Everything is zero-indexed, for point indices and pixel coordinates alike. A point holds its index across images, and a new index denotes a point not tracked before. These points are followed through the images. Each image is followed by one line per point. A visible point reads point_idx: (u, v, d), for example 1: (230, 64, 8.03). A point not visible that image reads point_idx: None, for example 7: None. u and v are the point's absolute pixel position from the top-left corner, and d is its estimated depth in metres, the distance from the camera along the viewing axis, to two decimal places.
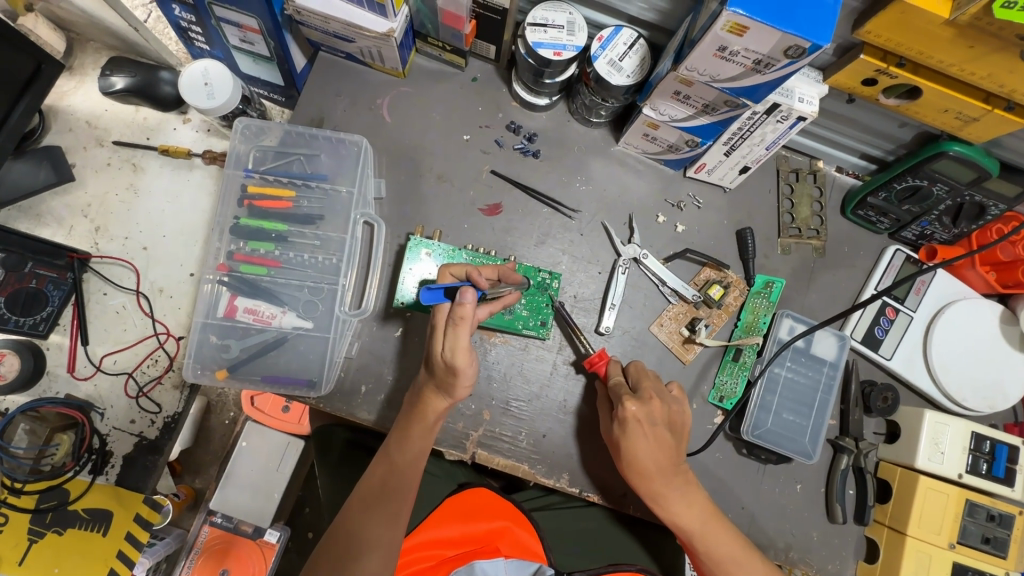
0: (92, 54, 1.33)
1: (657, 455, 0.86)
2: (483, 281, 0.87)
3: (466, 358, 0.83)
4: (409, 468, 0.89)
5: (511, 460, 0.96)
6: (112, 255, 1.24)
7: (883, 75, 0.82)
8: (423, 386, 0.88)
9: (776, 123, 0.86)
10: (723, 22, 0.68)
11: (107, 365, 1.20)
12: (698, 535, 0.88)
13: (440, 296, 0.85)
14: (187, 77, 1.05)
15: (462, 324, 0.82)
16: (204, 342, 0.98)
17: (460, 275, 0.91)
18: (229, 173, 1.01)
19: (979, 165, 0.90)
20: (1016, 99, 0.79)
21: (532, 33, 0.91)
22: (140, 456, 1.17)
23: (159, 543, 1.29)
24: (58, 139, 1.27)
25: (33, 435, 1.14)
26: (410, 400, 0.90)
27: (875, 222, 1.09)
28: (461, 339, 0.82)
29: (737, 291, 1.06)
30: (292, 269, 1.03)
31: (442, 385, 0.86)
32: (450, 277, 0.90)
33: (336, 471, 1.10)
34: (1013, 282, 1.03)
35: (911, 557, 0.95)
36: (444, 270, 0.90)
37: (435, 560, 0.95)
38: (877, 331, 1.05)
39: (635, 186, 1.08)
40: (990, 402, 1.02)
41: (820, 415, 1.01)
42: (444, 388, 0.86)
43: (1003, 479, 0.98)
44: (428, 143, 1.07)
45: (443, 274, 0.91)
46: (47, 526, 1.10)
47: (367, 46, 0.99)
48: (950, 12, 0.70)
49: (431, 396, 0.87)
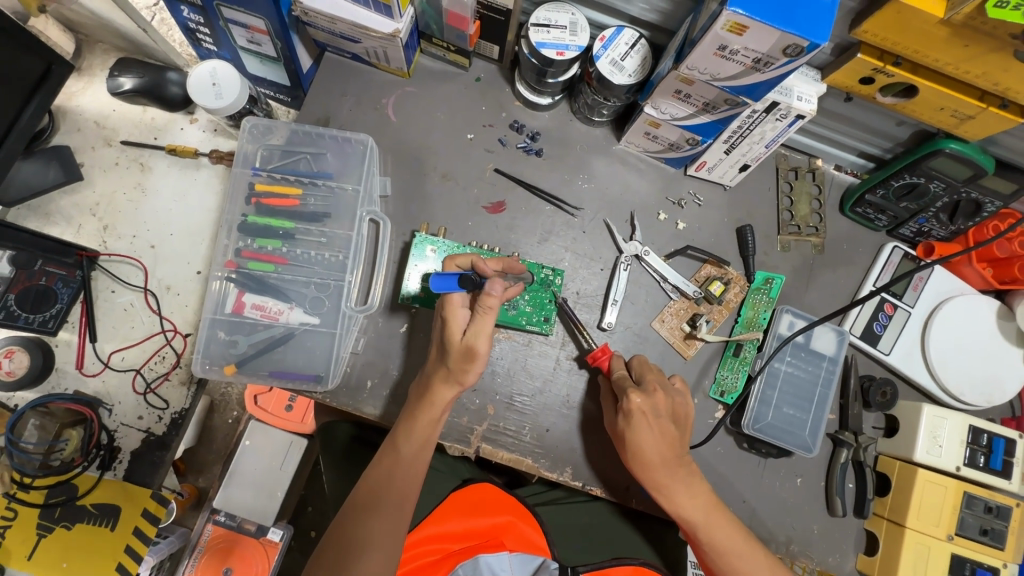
0: (100, 55, 1.35)
1: (661, 447, 0.88)
2: (489, 268, 0.90)
3: (486, 342, 0.88)
4: (414, 460, 0.91)
5: (515, 454, 0.98)
6: (120, 254, 1.25)
7: (880, 73, 0.84)
8: (433, 372, 0.90)
9: (775, 122, 0.88)
10: (723, 21, 0.70)
11: (116, 362, 1.22)
12: (701, 526, 0.89)
13: (452, 286, 0.87)
14: (196, 77, 1.07)
15: (489, 312, 0.87)
16: (212, 338, 1.00)
17: (466, 265, 0.93)
18: (237, 172, 1.03)
19: (974, 162, 0.92)
20: (1010, 97, 0.80)
21: (535, 33, 0.93)
22: (147, 452, 1.21)
23: (163, 541, 1.30)
24: (67, 139, 1.29)
25: (43, 430, 1.15)
26: (418, 389, 0.92)
27: (873, 219, 1.11)
28: (486, 324, 0.88)
29: (737, 288, 1.07)
30: (298, 266, 1.04)
31: (452, 375, 0.89)
32: (457, 268, 0.92)
33: (342, 466, 1.11)
34: (1009, 278, 1.04)
35: (909, 549, 0.97)
36: (450, 261, 0.93)
37: (440, 553, 0.96)
38: (875, 326, 1.07)
39: (637, 184, 1.10)
40: (988, 396, 1.03)
41: (819, 409, 1.02)
42: (453, 377, 0.89)
43: (1000, 472, 0.99)
44: (433, 142, 1.08)
45: (448, 265, 0.93)
46: (56, 520, 1.11)
47: (373, 46, 1.01)
48: (945, 11, 0.71)
49: (440, 385, 0.89)
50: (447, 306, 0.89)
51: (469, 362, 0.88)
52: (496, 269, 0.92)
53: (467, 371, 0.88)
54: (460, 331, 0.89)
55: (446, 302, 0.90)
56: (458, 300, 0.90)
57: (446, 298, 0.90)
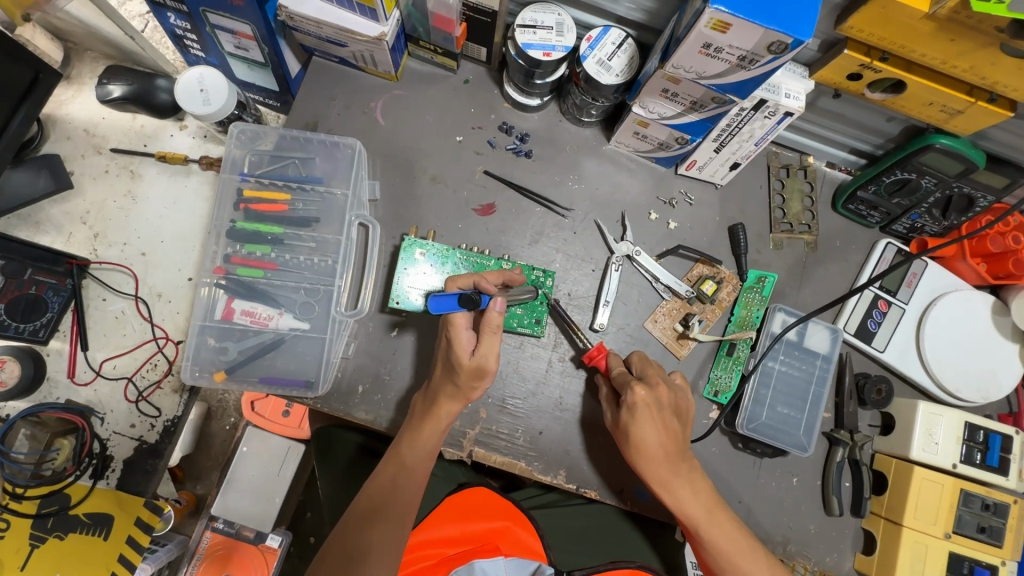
0: (89, 63, 1.34)
1: (661, 441, 0.88)
2: (492, 286, 0.90)
3: (495, 360, 0.88)
4: (418, 466, 0.91)
5: (508, 457, 0.97)
6: (111, 262, 1.25)
7: (868, 69, 0.84)
8: (438, 386, 0.89)
9: (764, 119, 0.88)
10: (706, 19, 0.70)
11: (107, 370, 1.22)
12: (699, 525, 0.88)
13: (452, 305, 0.85)
14: (183, 84, 1.07)
15: (494, 332, 0.87)
16: (202, 344, 0.99)
17: (466, 285, 0.92)
18: (225, 178, 1.02)
19: (965, 157, 0.91)
20: (998, 91, 0.80)
21: (521, 35, 0.93)
22: (140, 460, 1.20)
23: (160, 549, 1.28)
24: (56, 147, 1.29)
25: (34, 440, 1.16)
26: (423, 400, 0.91)
27: (865, 216, 1.10)
28: (492, 344, 0.87)
29: (730, 286, 1.06)
30: (287, 271, 1.03)
31: (460, 391, 0.88)
32: (459, 288, 0.90)
33: (337, 472, 1.11)
34: (1003, 273, 1.03)
35: (908, 548, 0.96)
36: (451, 284, 0.91)
37: (435, 559, 0.95)
38: (869, 324, 1.06)
39: (628, 185, 1.09)
40: (984, 393, 1.02)
41: (815, 408, 1.01)
42: (459, 393, 0.88)
43: (997, 469, 0.99)
44: (421, 146, 1.08)
45: (450, 286, 0.92)
46: (48, 530, 1.10)
47: (359, 49, 1.00)
48: (930, 5, 0.71)
49: (446, 398, 0.88)
50: (451, 327, 0.88)
51: (478, 379, 0.88)
52: (496, 283, 0.94)
53: (478, 386, 0.89)
54: (468, 352, 0.87)
55: (448, 322, 0.88)
56: (461, 321, 0.88)
57: (448, 318, 0.88)
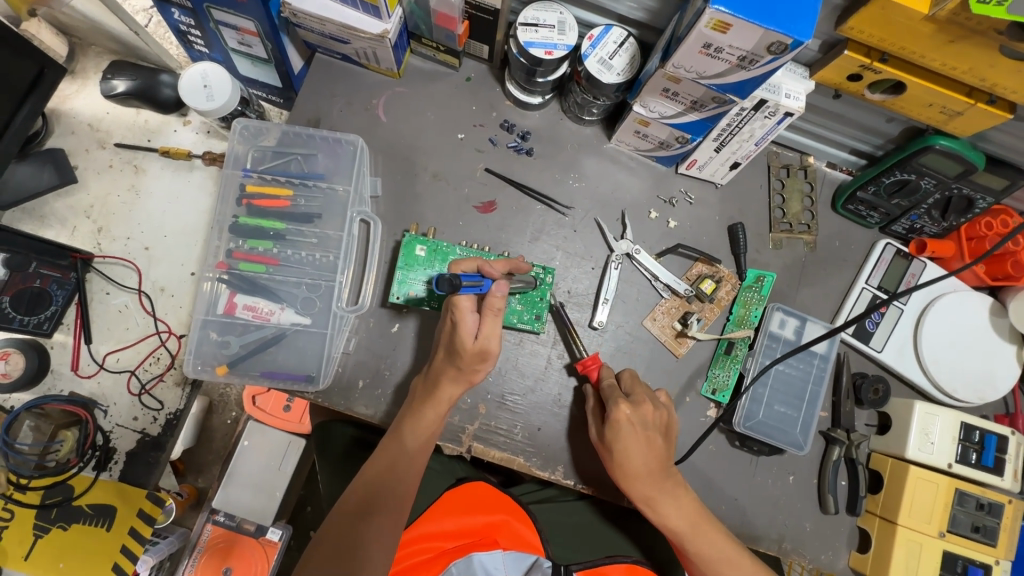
0: (94, 58, 1.35)
1: (650, 460, 0.89)
2: (496, 271, 0.90)
3: (498, 342, 0.90)
4: (418, 451, 0.92)
5: (507, 453, 0.98)
6: (114, 255, 1.26)
7: (867, 70, 0.84)
8: (439, 370, 0.90)
9: (764, 119, 0.88)
10: (706, 19, 0.70)
11: (111, 363, 1.23)
12: (688, 535, 0.90)
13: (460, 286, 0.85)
14: (187, 80, 1.07)
15: (496, 315, 0.89)
16: (204, 338, 1.00)
17: (470, 268, 0.92)
18: (228, 173, 1.03)
19: (965, 159, 0.91)
20: (997, 93, 0.81)
21: (523, 33, 0.93)
22: (142, 452, 1.21)
23: (162, 541, 1.30)
24: (61, 142, 1.30)
25: (38, 431, 1.18)
26: (424, 383, 0.92)
27: (865, 216, 1.10)
28: (494, 326, 0.90)
29: (729, 285, 1.07)
30: (290, 267, 1.05)
31: (461, 374, 0.90)
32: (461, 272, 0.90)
33: (335, 465, 1.11)
34: (1002, 275, 1.04)
35: (902, 545, 0.96)
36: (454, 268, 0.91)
37: (433, 552, 0.95)
38: (867, 324, 1.06)
39: (629, 184, 1.10)
40: (981, 394, 1.02)
41: (811, 406, 1.02)
42: (461, 375, 0.90)
43: (993, 469, 0.99)
44: (423, 143, 1.08)
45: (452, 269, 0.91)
46: (52, 521, 1.12)
47: (362, 47, 1.01)
48: (929, 7, 0.71)
49: (447, 381, 0.90)
50: (456, 311, 0.88)
51: (481, 361, 0.90)
52: (501, 270, 0.92)
53: (480, 370, 0.91)
54: (472, 335, 0.88)
55: (453, 305, 0.88)
56: (467, 304, 0.88)
57: (452, 301, 0.88)
